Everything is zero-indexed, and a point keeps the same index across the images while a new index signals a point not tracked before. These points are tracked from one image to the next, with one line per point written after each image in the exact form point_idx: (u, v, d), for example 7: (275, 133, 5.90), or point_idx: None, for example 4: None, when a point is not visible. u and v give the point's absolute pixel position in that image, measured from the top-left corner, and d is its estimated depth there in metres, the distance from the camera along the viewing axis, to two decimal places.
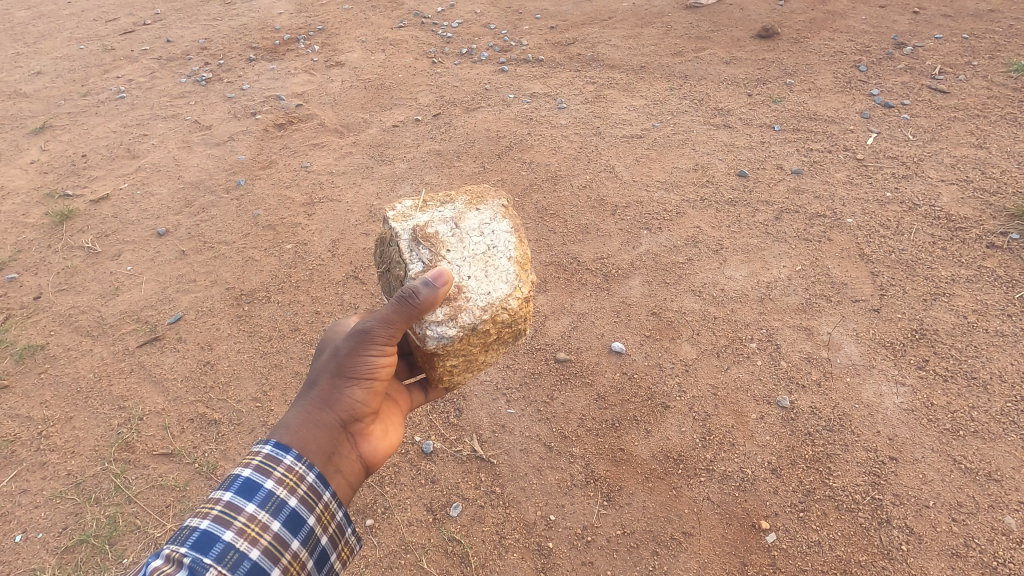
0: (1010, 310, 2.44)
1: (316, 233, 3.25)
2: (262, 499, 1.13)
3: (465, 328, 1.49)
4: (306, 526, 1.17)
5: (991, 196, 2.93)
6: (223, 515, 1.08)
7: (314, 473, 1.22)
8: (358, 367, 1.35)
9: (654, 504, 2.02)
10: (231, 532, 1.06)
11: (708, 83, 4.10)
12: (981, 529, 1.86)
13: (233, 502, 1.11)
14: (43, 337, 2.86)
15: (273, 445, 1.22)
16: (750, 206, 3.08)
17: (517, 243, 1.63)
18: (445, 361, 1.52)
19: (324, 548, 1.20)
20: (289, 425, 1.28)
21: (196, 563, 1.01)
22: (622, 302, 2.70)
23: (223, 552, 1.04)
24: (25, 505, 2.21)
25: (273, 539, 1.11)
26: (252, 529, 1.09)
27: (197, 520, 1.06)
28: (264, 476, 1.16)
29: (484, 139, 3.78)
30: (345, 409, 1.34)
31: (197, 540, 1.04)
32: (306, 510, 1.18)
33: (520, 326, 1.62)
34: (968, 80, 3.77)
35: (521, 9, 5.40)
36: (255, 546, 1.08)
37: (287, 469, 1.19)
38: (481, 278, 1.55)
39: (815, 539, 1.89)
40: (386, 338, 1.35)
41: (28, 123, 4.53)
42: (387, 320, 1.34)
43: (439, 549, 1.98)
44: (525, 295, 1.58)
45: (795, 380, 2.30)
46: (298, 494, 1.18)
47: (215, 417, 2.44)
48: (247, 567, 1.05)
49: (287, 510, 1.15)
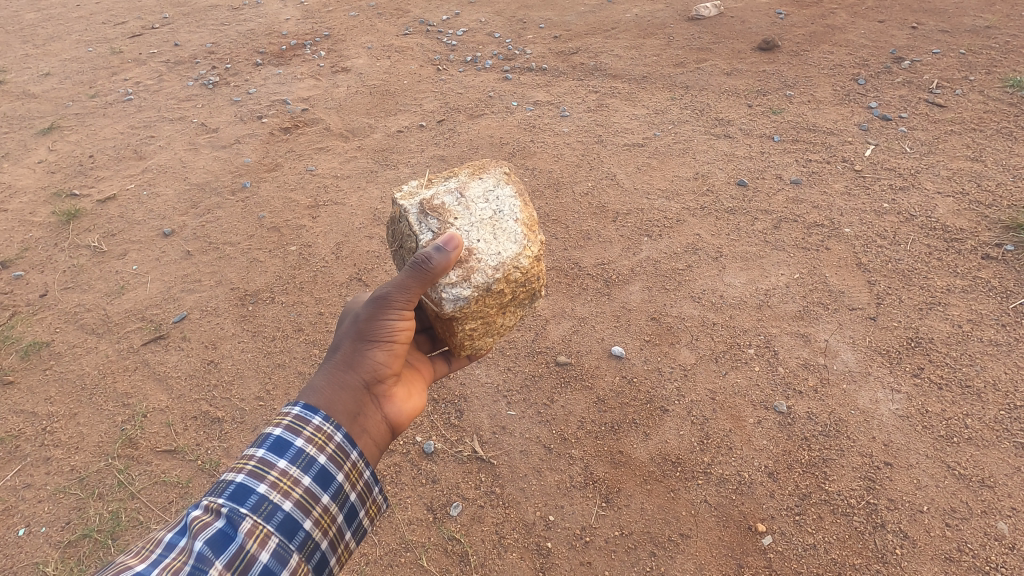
0: (1003, 320, 2.48)
1: (320, 236, 3.29)
2: (292, 455, 1.18)
3: (479, 288, 1.53)
4: (335, 482, 1.22)
5: (986, 209, 2.97)
6: (257, 469, 1.14)
7: (341, 433, 1.27)
8: (378, 331, 1.40)
9: (652, 506, 2.05)
10: (265, 485, 1.12)
11: (709, 94, 4.16)
12: (974, 534, 1.89)
13: (266, 458, 1.16)
14: (49, 334, 2.88)
15: (302, 407, 1.27)
16: (749, 214, 3.13)
17: (522, 206, 1.67)
18: (463, 325, 1.58)
19: (353, 504, 1.24)
20: (316, 387, 1.34)
21: (233, 513, 1.07)
22: (622, 306, 2.74)
23: (258, 503, 1.10)
24: (29, 499, 2.23)
25: (304, 493, 1.16)
26: (284, 483, 1.14)
27: (232, 475, 1.13)
28: (294, 435, 1.21)
29: (487, 145, 3.82)
30: (368, 371, 1.39)
31: (234, 491, 1.10)
32: (334, 467, 1.23)
33: (533, 285, 1.67)
34: (964, 95, 3.83)
35: (525, 19, 5.47)
36: (288, 499, 1.13)
37: (316, 428, 1.24)
38: (490, 240, 1.58)
39: (811, 542, 1.92)
40: (403, 303, 1.40)
41: (36, 123, 4.58)
42: (403, 285, 1.38)
43: (439, 548, 2.00)
44: (536, 254, 1.62)
45: (792, 386, 2.34)
46: (326, 452, 1.23)
47: (218, 416, 2.46)
48: (280, 518, 1.11)
49: (317, 467, 1.20)
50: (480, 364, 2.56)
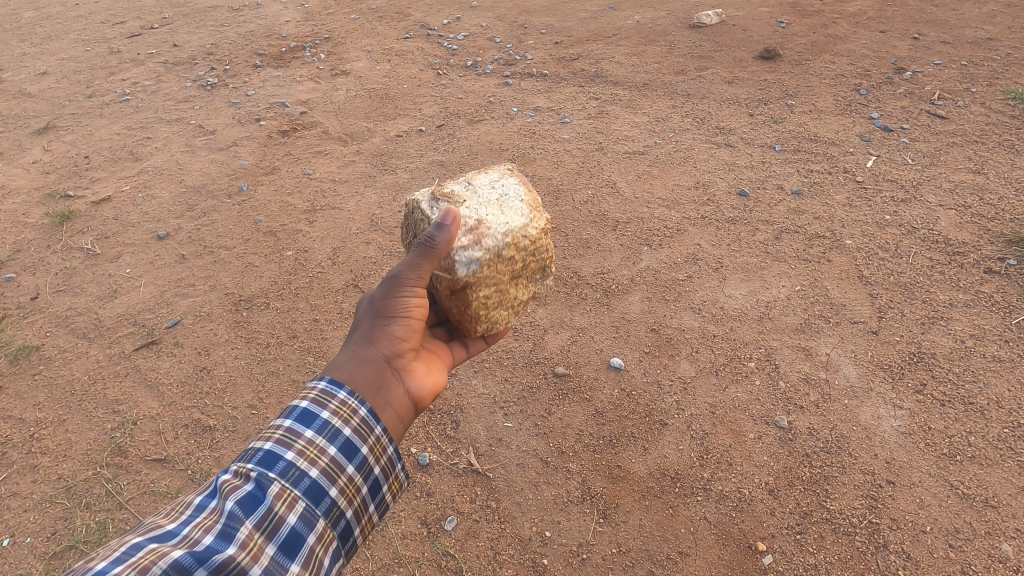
0: (1006, 336, 2.45)
1: (317, 241, 3.25)
2: (319, 425, 1.16)
3: (490, 252, 1.52)
4: (360, 454, 1.18)
5: (987, 222, 2.95)
6: (284, 438, 1.12)
7: (366, 407, 1.23)
8: (394, 308, 1.37)
9: (651, 522, 2.01)
10: (292, 452, 1.11)
11: (710, 102, 4.14)
12: (977, 556, 1.85)
13: (293, 427, 1.14)
14: (38, 338, 2.84)
15: (327, 381, 1.24)
16: (750, 224, 3.10)
17: (526, 190, 1.68)
18: (478, 294, 1.54)
19: (377, 478, 1.21)
20: (337, 364, 1.29)
21: (262, 477, 1.06)
22: (621, 317, 2.70)
23: (285, 469, 1.09)
24: (14, 509, 2.18)
25: (330, 462, 1.13)
26: (311, 451, 1.12)
27: (261, 442, 1.12)
28: (320, 407, 1.18)
29: (487, 152, 3.79)
30: (389, 347, 1.34)
31: (262, 457, 1.09)
32: (360, 440, 1.19)
33: (540, 258, 1.66)
34: (965, 107, 3.81)
35: (527, 24, 5.45)
36: (314, 466, 1.11)
37: (341, 401, 1.21)
38: (498, 214, 1.57)
39: (812, 562, 1.88)
40: (414, 278, 1.39)
41: (32, 123, 4.54)
42: (413, 263, 1.38)
43: (432, 564, 1.96)
44: (542, 225, 1.62)
45: (793, 401, 2.30)
46: (352, 425, 1.19)
47: (210, 424, 2.42)
48: (307, 484, 1.09)
49: (343, 438, 1.17)
50: (476, 374, 2.52)
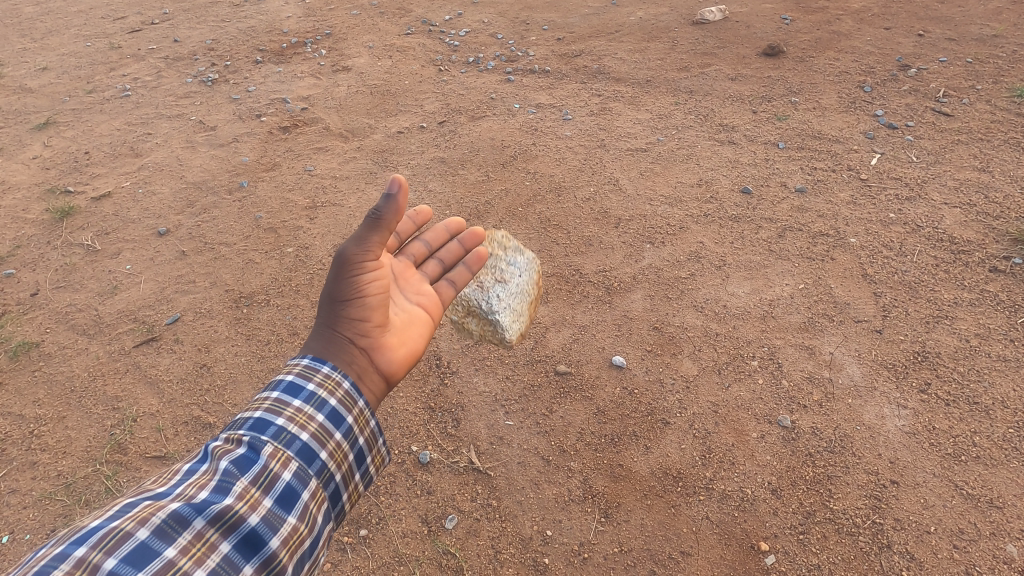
0: (1011, 335, 2.43)
1: (317, 237, 3.24)
2: (306, 396, 1.30)
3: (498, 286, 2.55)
4: (346, 423, 1.33)
5: (993, 220, 2.93)
6: (273, 407, 1.27)
7: (348, 381, 1.38)
8: (349, 288, 1.47)
9: (652, 522, 2.00)
10: (282, 419, 1.25)
11: (713, 99, 4.11)
12: (982, 557, 1.84)
13: (281, 398, 1.29)
14: (38, 334, 2.83)
15: (310, 359, 1.39)
16: (753, 222, 3.08)
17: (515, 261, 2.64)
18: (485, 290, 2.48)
19: (362, 448, 1.35)
20: (310, 347, 1.44)
21: (254, 440, 1.20)
22: (623, 314, 2.69)
23: (277, 432, 1.23)
24: (13, 506, 2.17)
25: (318, 428, 1.28)
26: (299, 418, 1.26)
27: (252, 412, 1.26)
28: (306, 380, 1.34)
29: (488, 148, 3.77)
30: (351, 325, 1.46)
31: (254, 424, 1.24)
32: (344, 410, 1.34)
33: None
34: (971, 104, 3.78)
35: (529, 20, 5.42)
36: (304, 431, 1.26)
37: (325, 376, 1.36)
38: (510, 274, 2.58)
39: (815, 562, 1.87)
40: (365, 255, 1.46)
41: (32, 118, 4.52)
42: (359, 240, 1.45)
43: (433, 562, 1.95)
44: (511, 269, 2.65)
45: (796, 400, 2.28)
46: (336, 396, 1.34)
47: (210, 421, 2.41)
48: (298, 446, 1.23)
49: (328, 408, 1.32)
50: (478, 372, 2.50)
